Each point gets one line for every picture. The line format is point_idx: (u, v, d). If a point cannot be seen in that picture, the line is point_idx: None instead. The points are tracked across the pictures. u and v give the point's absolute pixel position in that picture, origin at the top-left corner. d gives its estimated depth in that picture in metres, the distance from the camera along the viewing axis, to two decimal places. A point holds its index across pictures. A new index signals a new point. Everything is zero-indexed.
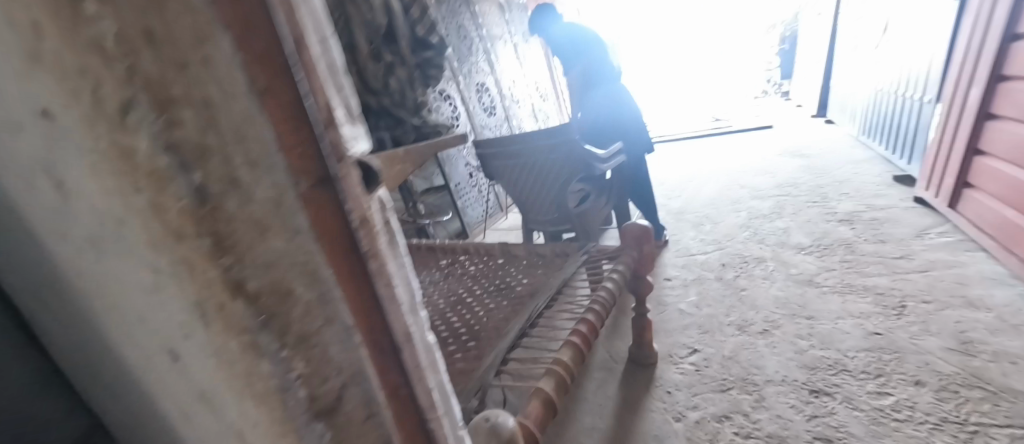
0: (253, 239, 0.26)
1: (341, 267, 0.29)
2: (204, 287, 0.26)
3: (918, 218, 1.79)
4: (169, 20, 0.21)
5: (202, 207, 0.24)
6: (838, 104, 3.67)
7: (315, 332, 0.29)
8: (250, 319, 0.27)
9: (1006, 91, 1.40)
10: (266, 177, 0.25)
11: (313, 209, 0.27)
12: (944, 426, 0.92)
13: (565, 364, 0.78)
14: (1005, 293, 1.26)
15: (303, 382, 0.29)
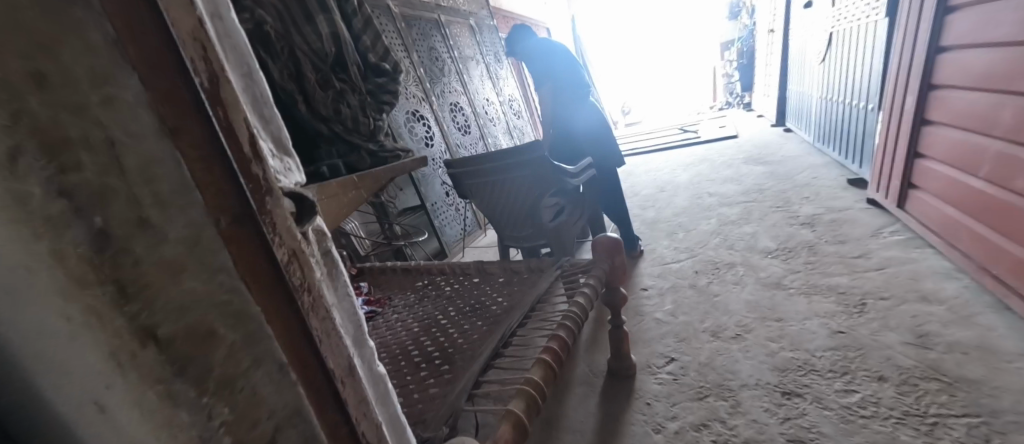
0: (167, 284, 0.24)
1: (270, 304, 0.28)
2: (113, 338, 0.23)
3: (873, 218, 1.88)
4: (67, 62, 0.21)
5: (106, 252, 0.22)
6: (794, 113, 3.85)
7: (242, 377, 0.27)
8: (163, 370, 0.24)
9: (938, 97, 1.50)
10: (181, 217, 0.24)
11: (237, 248, 0.26)
12: (907, 419, 0.95)
13: (537, 382, 0.77)
14: (955, 286, 1.33)
15: (231, 432, 0.27)
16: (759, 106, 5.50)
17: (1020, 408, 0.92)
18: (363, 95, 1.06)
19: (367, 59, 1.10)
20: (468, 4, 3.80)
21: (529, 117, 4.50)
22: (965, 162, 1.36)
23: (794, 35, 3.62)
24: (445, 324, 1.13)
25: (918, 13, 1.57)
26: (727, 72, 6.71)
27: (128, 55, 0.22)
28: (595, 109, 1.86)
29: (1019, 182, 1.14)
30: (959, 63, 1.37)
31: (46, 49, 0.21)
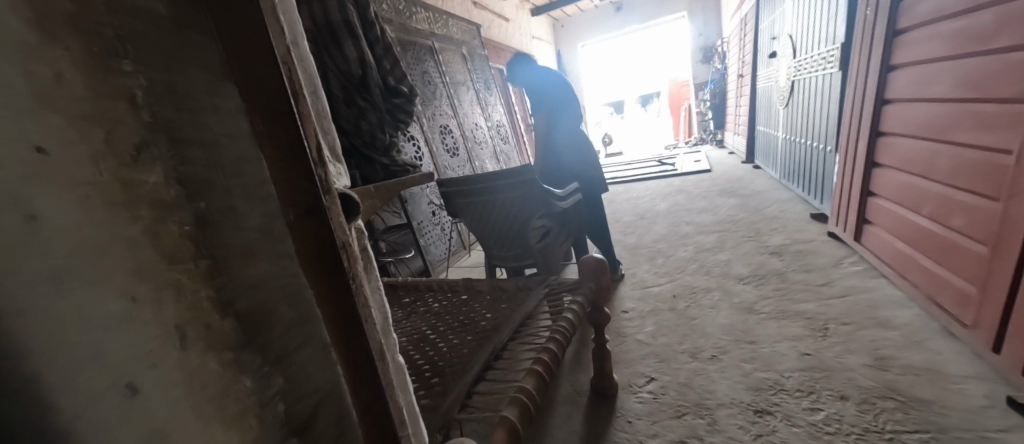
0: (243, 264, 0.29)
1: (321, 286, 0.32)
2: (188, 311, 0.26)
3: (835, 250, 2.03)
4: (186, 75, 0.27)
5: (201, 232, 0.27)
6: (762, 150, 4.12)
7: (291, 352, 0.31)
8: (233, 337, 0.28)
9: (885, 142, 1.67)
10: (258, 208, 0.29)
11: (299, 235, 0.31)
12: (867, 435, 1.02)
13: (529, 392, 0.81)
14: (907, 313, 1.44)
15: (283, 399, 0.30)
16: (731, 142, 5.84)
17: (964, 425, 1.01)
18: (382, 112, 1.31)
19: (388, 83, 1.34)
20: (460, 34, 3.97)
21: (515, 142, 4.64)
22: (910, 200, 1.52)
23: (761, 79, 3.93)
24: (437, 338, 1.16)
25: (865, 69, 1.76)
26: (701, 110, 7.12)
27: (232, 78, 0.29)
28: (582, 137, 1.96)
29: (955, 220, 1.28)
30: (901, 114, 1.55)
31: (177, 67, 0.27)
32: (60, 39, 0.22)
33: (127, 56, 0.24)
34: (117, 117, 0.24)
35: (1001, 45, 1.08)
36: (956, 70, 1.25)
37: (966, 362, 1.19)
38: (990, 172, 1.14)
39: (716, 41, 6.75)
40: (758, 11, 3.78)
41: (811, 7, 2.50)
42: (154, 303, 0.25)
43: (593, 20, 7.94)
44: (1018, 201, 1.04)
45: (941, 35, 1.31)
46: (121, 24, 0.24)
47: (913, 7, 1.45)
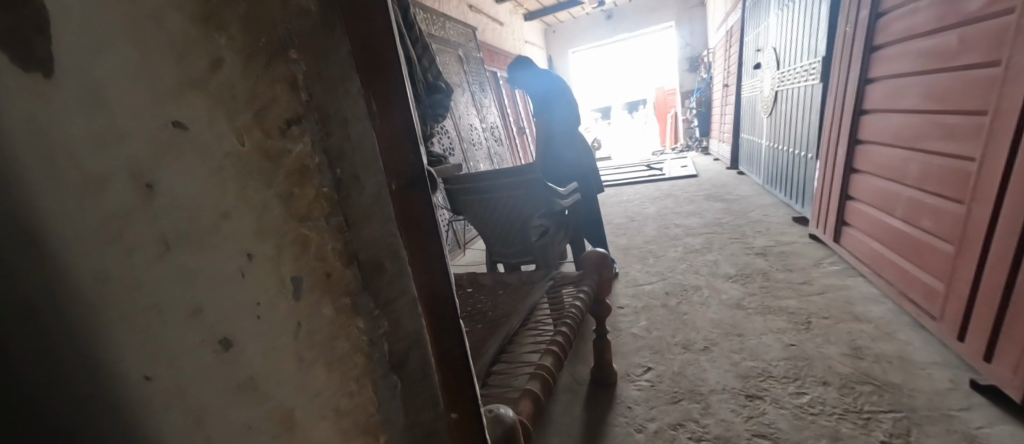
0: (365, 223, 0.35)
1: (415, 248, 0.38)
2: (315, 260, 0.34)
3: (814, 251, 2.16)
4: (330, 60, 0.31)
5: (337, 194, 0.33)
6: (746, 157, 4.29)
7: (394, 299, 0.37)
8: (354, 283, 0.35)
9: (862, 150, 1.80)
10: (372, 178, 0.34)
11: (400, 203, 0.36)
12: (847, 415, 1.12)
13: (547, 369, 0.92)
14: (880, 308, 1.56)
15: (386, 339, 0.37)
16: (715, 150, 6.04)
17: (931, 404, 1.11)
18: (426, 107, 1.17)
19: (427, 79, 1.24)
20: (456, 37, 4.05)
21: (509, 144, 4.71)
22: (884, 204, 1.64)
23: (745, 90, 4.10)
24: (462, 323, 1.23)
25: (845, 83, 1.89)
26: (687, 118, 7.33)
27: (360, 65, 0.33)
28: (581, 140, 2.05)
29: (925, 222, 1.40)
30: (877, 124, 1.67)
31: (322, 56, 0.31)
32: (231, 36, 0.30)
33: (295, 44, 0.30)
34: (277, 96, 0.31)
35: (967, 63, 1.20)
36: (926, 85, 1.37)
37: (932, 351, 1.30)
38: (956, 178, 1.25)
39: (702, 52, 6.98)
40: (744, 25, 3.96)
41: (794, 23, 2.65)
42: (290, 244, 0.34)
43: (584, 27, 8.09)
44: (980, 203, 1.15)
45: (913, 52, 1.43)
46: (291, 24, 0.30)
47: (888, 26, 1.57)
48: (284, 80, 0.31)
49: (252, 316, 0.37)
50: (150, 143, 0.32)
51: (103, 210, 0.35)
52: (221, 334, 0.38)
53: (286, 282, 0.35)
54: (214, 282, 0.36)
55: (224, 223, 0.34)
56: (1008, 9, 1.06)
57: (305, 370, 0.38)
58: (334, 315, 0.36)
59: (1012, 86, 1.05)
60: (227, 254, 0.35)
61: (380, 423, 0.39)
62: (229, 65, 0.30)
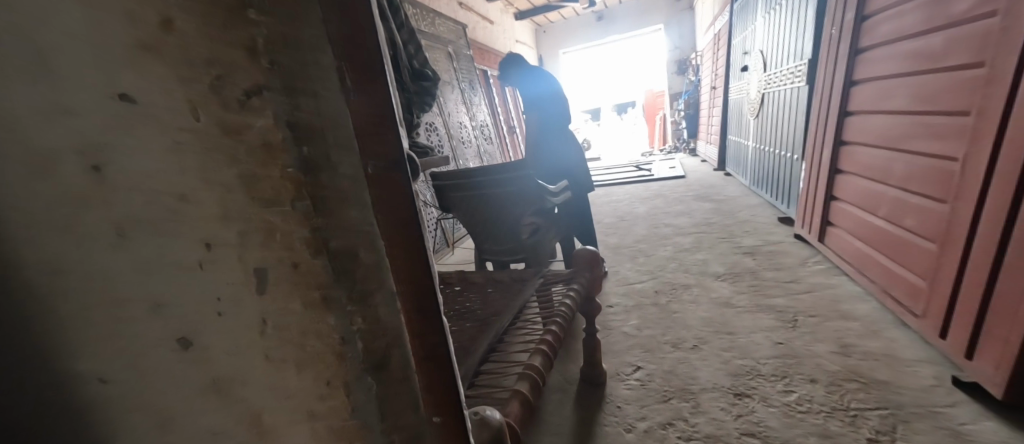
0: (338, 208, 0.31)
1: (396, 240, 0.34)
2: (283, 249, 0.31)
3: (801, 250, 2.18)
4: (297, 24, 0.28)
5: (305, 175, 0.30)
6: (733, 158, 4.33)
7: (371, 293, 0.34)
8: (325, 275, 0.32)
9: (847, 151, 1.82)
10: (348, 159, 0.31)
11: (378, 188, 0.32)
12: (835, 413, 1.12)
13: (537, 369, 0.89)
14: (866, 306, 1.58)
15: (361, 337, 0.34)
16: (703, 151, 6.11)
17: (917, 401, 1.12)
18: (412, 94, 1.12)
19: (414, 65, 1.20)
20: (446, 34, 4.01)
21: (499, 143, 4.69)
22: (868, 203, 1.66)
23: (733, 92, 4.15)
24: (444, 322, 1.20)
25: (831, 84, 1.91)
26: (675, 120, 7.40)
27: (333, 28, 0.29)
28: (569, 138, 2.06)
29: (909, 221, 1.41)
30: (862, 125, 1.68)
31: (289, 17, 0.28)
32: None
33: (256, 5, 0.27)
34: (236, 63, 0.28)
35: (952, 64, 1.21)
36: (912, 86, 1.38)
37: (917, 348, 1.32)
38: (939, 178, 1.27)
39: (690, 55, 7.06)
40: (732, 27, 4.00)
41: (780, 26, 2.69)
42: (253, 231, 0.31)
43: (574, 28, 8.12)
44: (963, 202, 1.17)
45: (899, 54, 1.44)
46: None
47: (874, 28, 1.58)
48: (243, 43, 0.27)
49: (215, 312, 0.33)
50: (98, 115, 0.28)
51: (54, 193, 0.30)
52: (183, 334, 0.34)
53: (250, 276, 0.32)
54: (171, 275, 0.32)
55: (182, 209, 0.30)
56: (992, 11, 1.07)
57: (275, 371, 0.35)
58: (304, 311, 0.33)
59: (996, 87, 1.06)
60: (187, 242, 0.31)
61: (358, 429, 0.36)
62: (183, 26, 0.27)
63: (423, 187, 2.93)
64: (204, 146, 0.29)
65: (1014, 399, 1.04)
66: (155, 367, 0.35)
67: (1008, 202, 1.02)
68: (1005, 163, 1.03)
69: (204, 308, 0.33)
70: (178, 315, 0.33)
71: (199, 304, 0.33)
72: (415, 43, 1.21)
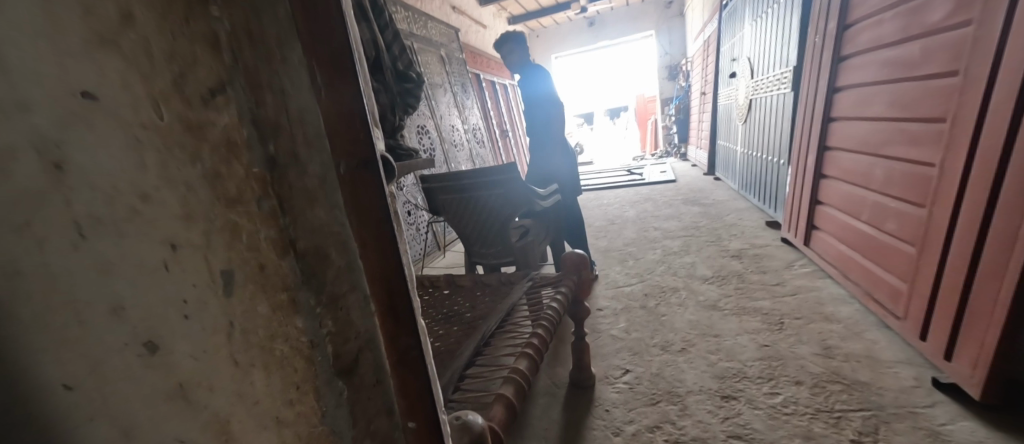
0: (305, 207, 0.30)
1: (367, 238, 0.35)
2: (248, 251, 0.30)
3: (786, 253, 2.21)
4: (263, 21, 0.28)
5: (272, 172, 0.29)
6: (722, 163, 4.38)
7: (342, 295, 0.33)
8: (292, 277, 0.31)
9: (830, 156, 1.85)
10: (318, 157, 0.31)
11: (348, 188, 0.33)
12: (819, 414, 1.13)
13: (522, 372, 0.88)
14: (848, 309, 1.60)
15: (331, 340, 0.33)
16: (693, 156, 6.17)
17: (897, 402, 1.13)
18: (395, 96, 1.11)
19: (397, 67, 1.19)
20: (438, 37, 4.02)
21: (491, 146, 4.69)
22: (850, 207, 1.69)
23: (721, 98, 4.21)
24: (431, 325, 1.18)
25: (815, 90, 1.94)
26: (666, 125, 7.48)
27: (301, 30, 0.30)
28: (560, 139, 2.09)
29: (889, 225, 1.44)
30: (845, 131, 1.71)
31: (254, 12, 0.27)
32: None
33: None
34: (197, 58, 0.27)
35: (929, 72, 1.23)
36: (891, 93, 1.40)
37: (897, 349, 1.34)
38: (917, 183, 1.29)
39: (680, 61, 7.15)
40: (720, 35, 4.06)
41: (766, 33, 2.74)
42: (216, 230, 0.30)
43: (566, 33, 8.17)
44: (940, 207, 1.19)
45: (878, 62, 1.47)
46: None
47: (855, 36, 1.61)
48: (204, 37, 0.26)
49: (180, 314, 0.32)
50: (56, 113, 0.28)
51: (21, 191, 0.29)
52: (152, 335, 0.33)
53: (215, 278, 0.31)
54: (134, 274, 0.31)
55: (144, 208, 0.29)
56: (965, 21, 1.10)
57: (244, 375, 0.34)
58: (269, 315, 0.32)
59: (970, 95, 1.08)
60: (151, 241, 0.30)
61: (326, 435, 0.34)
62: (143, 20, 0.26)
63: (413, 190, 2.93)
64: (169, 145, 0.28)
65: (990, 399, 1.06)
66: (117, 371, 0.34)
67: (983, 207, 1.05)
68: (980, 169, 1.06)
69: (169, 310, 0.32)
70: (148, 315, 0.32)
71: (163, 305, 0.32)
72: (399, 45, 1.19)
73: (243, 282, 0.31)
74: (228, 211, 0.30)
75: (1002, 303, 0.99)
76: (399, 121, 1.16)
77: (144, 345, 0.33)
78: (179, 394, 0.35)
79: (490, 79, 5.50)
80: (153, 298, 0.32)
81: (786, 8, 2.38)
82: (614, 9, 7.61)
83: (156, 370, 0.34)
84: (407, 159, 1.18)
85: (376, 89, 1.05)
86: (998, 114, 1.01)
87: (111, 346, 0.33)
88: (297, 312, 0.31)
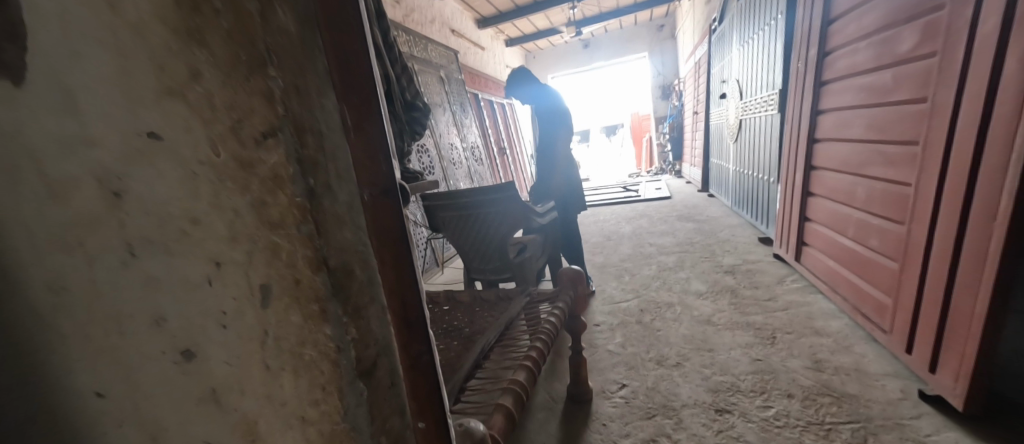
0: (336, 229, 0.36)
1: (385, 257, 0.40)
2: (284, 269, 0.35)
3: (778, 268, 2.26)
4: (307, 79, 0.34)
5: (310, 202, 0.34)
6: (716, 180, 4.47)
7: (363, 306, 0.39)
8: (322, 290, 0.36)
9: (816, 175, 1.92)
10: (346, 187, 0.36)
11: (371, 214, 0.38)
12: (810, 427, 1.16)
13: (520, 383, 0.92)
14: (838, 323, 1.65)
15: (354, 345, 0.38)
16: (688, 174, 6.25)
17: (885, 414, 1.17)
18: (403, 123, 1.17)
19: (406, 98, 1.26)
20: (437, 59, 4.14)
21: (490, 164, 4.78)
22: (836, 224, 1.75)
23: (713, 117, 4.34)
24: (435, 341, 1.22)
25: (799, 112, 2.02)
26: (661, 143, 7.62)
27: (336, 84, 0.35)
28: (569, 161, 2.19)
29: (873, 241, 1.49)
30: (828, 151, 1.79)
31: (301, 72, 0.33)
32: (209, 49, 0.31)
33: (273, 63, 0.32)
34: (252, 106, 0.32)
35: (900, 98, 1.31)
36: (868, 117, 1.49)
37: (885, 363, 1.38)
38: (895, 201, 1.36)
39: (673, 81, 7.34)
40: (710, 57, 4.20)
41: (753, 57, 2.86)
42: (258, 251, 0.35)
43: (562, 55, 8.41)
44: (917, 224, 1.25)
45: (855, 88, 1.56)
46: (272, 40, 0.32)
47: (833, 63, 1.71)
48: (262, 92, 0.32)
49: (218, 325, 0.36)
50: (124, 151, 0.33)
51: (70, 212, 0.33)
52: (193, 335, 0.37)
53: (255, 291, 0.36)
54: (181, 289, 0.36)
55: (193, 230, 0.34)
56: (930, 53, 1.18)
57: (273, 380, 0.38)
58: (301, 324, 0.37)
59: (938, 120, 1.16)
60: (197, 261, 0.35)
61: (347, 432, 0.39)
62: (210, 78, 0.32)
63: (414, 207, 3.02)
64: (219, 179, 0.33)
65: (973, 410, 1.10)
66: (155, 373, 0.38)
67: (956, 224, 1.10)
68: (951, 188, 1.12)
69: (210, 318, 0.36)
70: (187, 317, 0.36)
71: (202, 316, 0.36)
72: (408, 78, 1.27)
73: (280, 295, 0.36)
74: (268, 235, 0.35)
75: (977, 316, 1.04)
76: (408, 147, 1.22)
77: (186, 342, 0.37)
78: (215, 395, 0.39)
79: (488, 99, 5.64)
80: (192, 311, 0.36)
81: (771, 35, 2.50)
82: (608, 32, 7.86)
83: (196, 368, 0.38)
84: (414, 182, 1.24)
85: (392, 119, 1.12)
86: (963, 139, 1.08)
87: (151, 344, 0.37)
88: (326, 319, 0.37)
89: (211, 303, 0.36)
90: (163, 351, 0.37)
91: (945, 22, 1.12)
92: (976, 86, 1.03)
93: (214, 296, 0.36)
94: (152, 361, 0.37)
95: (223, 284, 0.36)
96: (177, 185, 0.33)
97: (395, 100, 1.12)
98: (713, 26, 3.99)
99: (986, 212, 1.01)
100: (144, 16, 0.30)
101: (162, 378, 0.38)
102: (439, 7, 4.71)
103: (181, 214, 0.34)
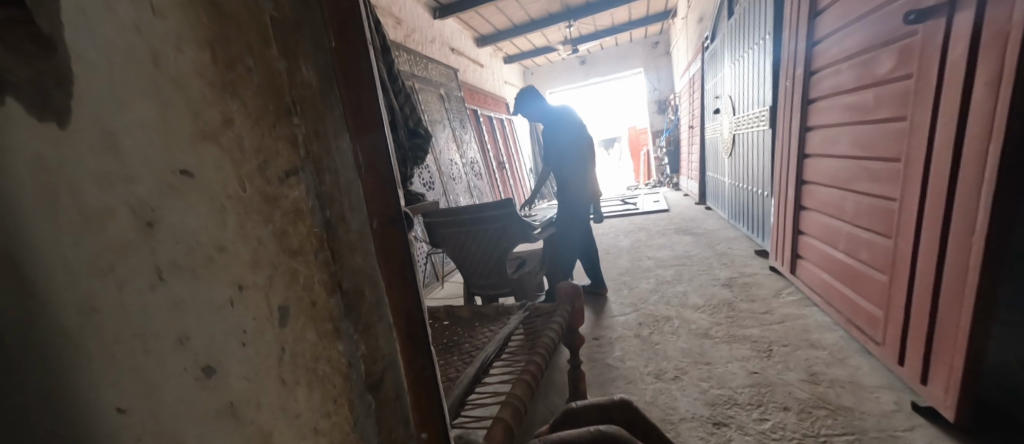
0: (349, 255, 0.40)
1: (393, 279, 0.44)
2: (301, 293, 0.39)
3: (774, 281, 2.29)
4: (325, 126, 0.38)
5: (326, 232, 0.39)
6: (713, 193, 4.52)
7: (372, 324, 0.42)
8: (336, 311, 0.40)
9: (806, 190, 1.97)
10: (358, 217, 0.41)
11: (380, 239, 0.43)
12: (806, 439, 1.18)
13: (519, 397, 0.95)
14: (833, 335, 1.67)
15: (364, 361, 0.42)
16: (686, 187, 6.31)
17: (879, 426, 1.19)
18: (405, 149, 1.21)
19: (408, 125, 1.31)
20: (437, 78, 4.25)
21: (489, 179, 4.85)
22: (828, 238, 1.79)
23: (708, 132, 4.42)
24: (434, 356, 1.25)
25: (789, 128, 2.08)
26: (659, 156, 7.70)
27: (351, 124, 0.40)
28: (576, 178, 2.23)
29: (864, 254, 1.53)
30: (817, 167, 1.84)
31: (320, 120, 0.38)
32: (240, 100, 0.36)
33: (295, 113, 0.37)
34: (277, 150, 0.37)
35: (882, 117, 1.37)
36: (853, 134, 1.54)
37: (880, 375, 1.40)
38: (882, 216, 1.40)
39: (669, 96, 7.47)
40: (704, 74, 4.31)
41: (744, 75, 2.94)
42: (277, 278, 0.39)
43: (559, 71, 8.57)
44: (903, 238, 1.29)
45: (840, 106, 1.61)
46: (296, 94, 0.37)
47: (819, 82, 1.77)
48: (286, 138, 0.37)
49: (238, 342, 0.40)
50: (154, 187, 0.36)
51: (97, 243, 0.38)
52: (211, 353, 0.40)
53: (273, 312, 0.39)
54: (204, 310, 0.39)
55: (219, 257, 0.38)
56: (907, 75, 1.24)
57: (288, 393, 0.41)
58: (315, 342, 0.40)
59: (917, 139, 1.21)
60: (219, 285, 0.39)
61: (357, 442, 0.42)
62: (240, 125, 0.36)
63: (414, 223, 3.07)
64: (245, 212, 0.37)
65: (963, 421, 1.12)
66: (173, 390, 0.41)
67: (938, 239, 1.14)
68: (931, 204, 1.16)
69: (228, 338, 0.40)
70: (207, 341, 0.40)
71: (224, 336, 0.40)
72: (410, 105, 1.32)
73: (296, 315, 0.39)
74: (288, 262, 0.39)
75: (962, 329, 1.07)
76: (410, 172, 1.27)
77: (204, 363, 0.40)
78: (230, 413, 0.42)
79: (487, 115, 5.75)
80: (213, 330, 0.40)
81: (760, 54, 2.58)
82: (603, 49, 8.03)
83: (211, 387, 0.41)
84: (415, 204, 1.27)
85: (396, 145, 1.17)
86: (941, 157, 1.12)
87: (171, 364, 0.40)
88: (339, 337, 0.40)
89: (233, 321, 0.39)
90: (182, 370, 0.40)
91: (919, 47, 1.18)
92: (949, 106, 1.09)
93: (234, 317, 0.39)
94: (171, 380, 0.41)
95: (244, 305, 0.39)
96: (204, 218, 0.37)
97: (398, 127, 1.17)
98: (705, 44, 4.10)
99: (964, 227, 1.06)
100: (183, 70, 0.34)
101: (182, 395, 0.41)
102: (439, 27, 4.84)
103: (208, 243, 0.38)
